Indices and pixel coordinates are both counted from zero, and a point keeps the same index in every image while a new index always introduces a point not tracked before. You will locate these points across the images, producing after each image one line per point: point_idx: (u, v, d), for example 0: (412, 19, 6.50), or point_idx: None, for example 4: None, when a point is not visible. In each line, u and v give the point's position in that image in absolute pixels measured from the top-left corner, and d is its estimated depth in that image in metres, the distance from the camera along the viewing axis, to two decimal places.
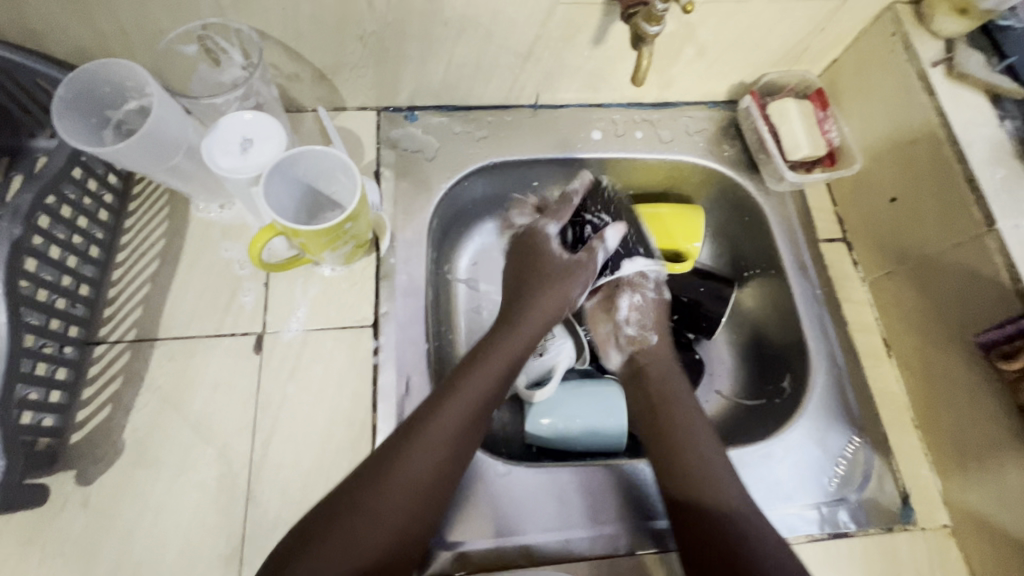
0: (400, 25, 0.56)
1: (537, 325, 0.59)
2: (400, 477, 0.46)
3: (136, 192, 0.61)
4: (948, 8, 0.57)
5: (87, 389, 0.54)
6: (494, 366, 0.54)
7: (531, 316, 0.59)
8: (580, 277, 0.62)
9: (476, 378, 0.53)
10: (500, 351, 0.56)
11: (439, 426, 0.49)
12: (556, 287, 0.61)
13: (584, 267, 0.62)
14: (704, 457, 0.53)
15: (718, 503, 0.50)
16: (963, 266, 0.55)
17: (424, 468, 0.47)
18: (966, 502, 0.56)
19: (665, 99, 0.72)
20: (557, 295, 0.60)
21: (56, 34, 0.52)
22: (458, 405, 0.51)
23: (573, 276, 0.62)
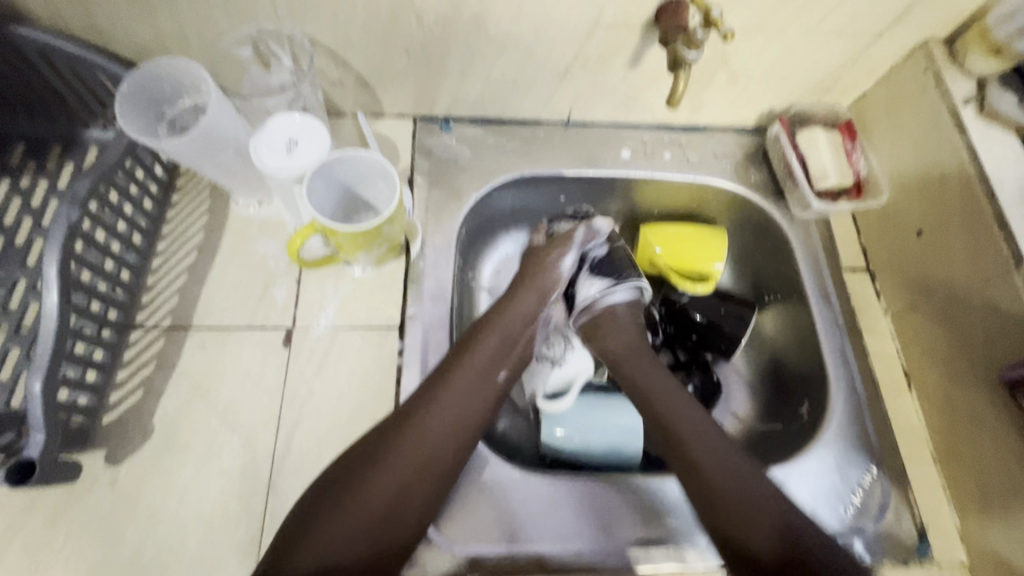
0: (445, 39, 0.58)
1: (525, 323, 0.61)
2: (401, 460, 0.50)
3: (179, 185, 0.64)
4: (981, 49, 0.58)
5: (121, 372, 0.55)
6: (482, 357, 0.56)
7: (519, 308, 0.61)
8: (553, 280, 0.63)
9: (474, 366, 0.56)
10: (491, 342, 0.58)
11: (431, 417, 0.52)
12: (542, 286, 0.63)
13: (555, 271, 0.64)
14: (743, 482, 0.51)
15: (773, 535, 0.48)
16: (990, 303, 0.55)
17: (423, 452, 0.51)
18: (986, 540, 0.55)
19: (694, 122, 0.73)
20: (540, 296, 0.62)
21: (119, 32, 0.55)
22: (448, 397, 0.53)
23: (546, 281, 0.63)
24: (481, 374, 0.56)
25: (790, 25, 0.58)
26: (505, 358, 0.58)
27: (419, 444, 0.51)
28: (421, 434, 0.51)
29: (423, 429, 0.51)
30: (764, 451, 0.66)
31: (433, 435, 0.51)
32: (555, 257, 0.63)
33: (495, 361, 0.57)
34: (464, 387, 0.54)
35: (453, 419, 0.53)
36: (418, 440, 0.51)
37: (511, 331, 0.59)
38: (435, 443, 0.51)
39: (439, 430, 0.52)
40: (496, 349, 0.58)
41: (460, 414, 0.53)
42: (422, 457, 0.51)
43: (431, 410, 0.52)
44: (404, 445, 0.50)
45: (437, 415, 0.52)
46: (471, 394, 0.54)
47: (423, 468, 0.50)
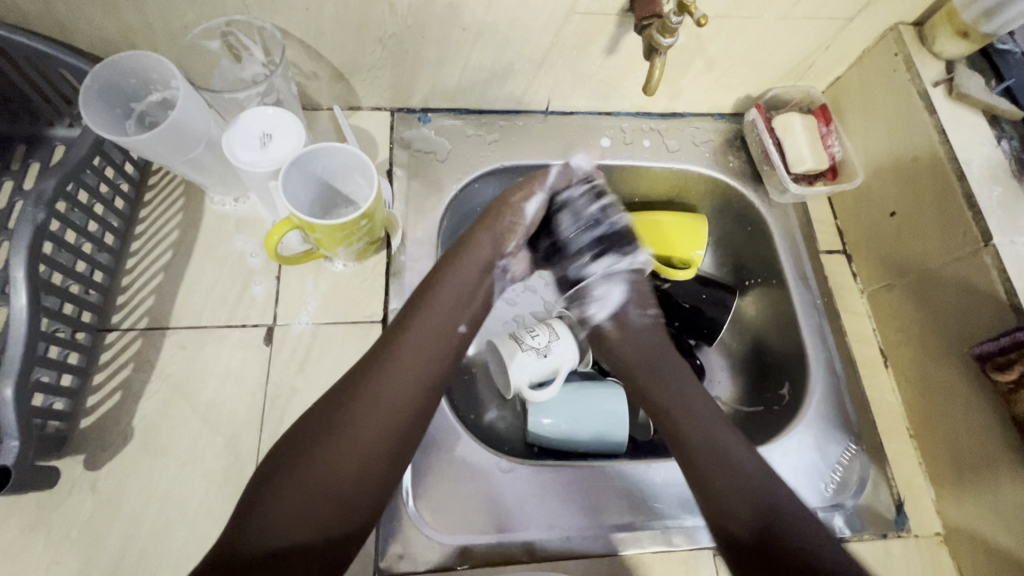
0: (420, 28, 0.57)
1: (480, 273, 0.60)
2: (361, 416, 0.49)
3: (152, 183, 0.62)
4: (950, 31, 0.59)
5: (97, 375, 0.54)
6: (438, 311, 0.55)
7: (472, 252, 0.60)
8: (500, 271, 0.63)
9: (429, 318, 0.55)
10: (448, 290, 0.57)
11: (389, 373, 0.51)
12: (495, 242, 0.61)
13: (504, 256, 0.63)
14: (731, 470, 0.52)
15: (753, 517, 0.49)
16: (960, 280, 0.56)
17: (384, 408, 0.50)
18: (960, 510, 0.57)
19: (672, 109, 0.74)
20: (493, 251, 0.61)
21: (82, 26, 0.53)
22: (405, 352, 0.52)
23: (501, 258, 0.62)
24: (439, 326, 0.55)
25: (764, 9, 0.58)
26: (463, 311, 0.57)
27: (378, 398, 0.50)
28: (381, 391, 0.50)
29: (383, 385, 0.50)
30: (747, 432, 0.67)
31: (392, 391, 0.50)
32: (499, 219, 0.62)
33: (449, 316, 0.56)
34: (425, 341, 0.53)
35: (412, 371, 0.52)
36: (376, 392, 0.50)
37: (466, 285, 0.58)
38: (394, 401, 0.50)
39: (398, 388, 0.51)
40: (453, 303, 0.57)
41: (421, 367, 0.52)
42: (382, 415, 0.49)
43: (391, 367, 0.51)
44: (365, 402, 0.49)
45: (397, 369, 0.51)
46: (431, 347, 0.54)
47: (385, 428, 0.49)
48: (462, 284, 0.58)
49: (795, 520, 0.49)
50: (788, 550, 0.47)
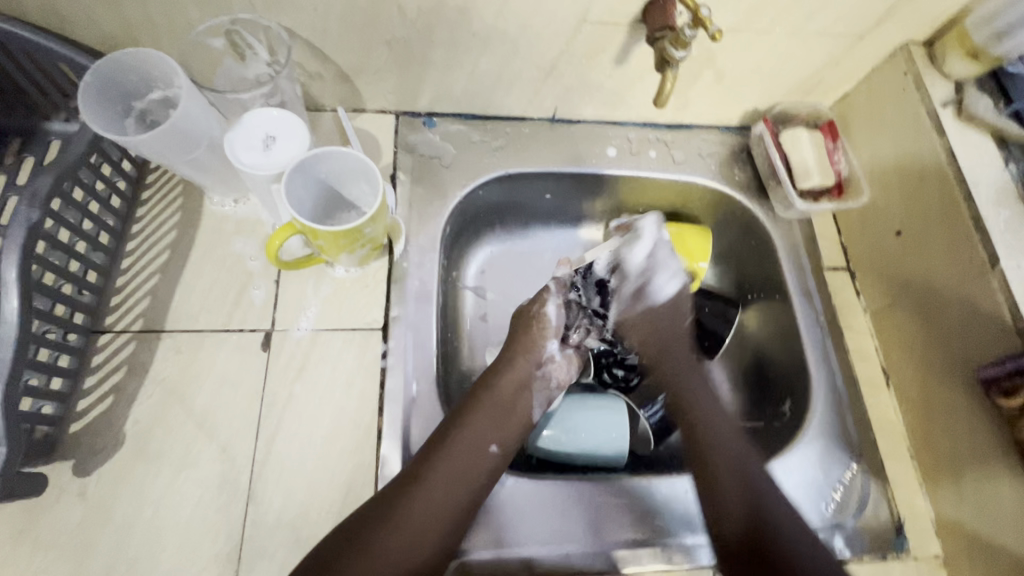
0: (429, 32, 0.56)
1: (520, 389, 0.58)
2: (388, 548, 0.47)
3: (150, 181, 0.61)
4: (960, 53, 0.59)
5: (89, 378, 0.53)
6: (482, 422, 0.55)
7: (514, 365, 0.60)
8: (535, 342, 0.61)
9: (473, 429, 0.54)
10: (488, 403, 0.56)
11: (433, 485, 0.50)
12: (534, 349, 0.61)
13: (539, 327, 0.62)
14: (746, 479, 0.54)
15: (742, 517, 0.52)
16: (965, 302, 0.56)
17: (411, 538, 0.48)
18: (962, 533, 0.56)
19: (680, 120, 0.73)
20: (535, 359, 0.60)
21: (82, 20, 0.51)
22: (450, 463, 0.51)
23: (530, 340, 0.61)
24: (471, 450, 0.53)
25: (776, 24, 0.58)
26: (512, 418, 0.57)
27: (404, 531, 0.48)
28: (408, 518, 0.48)
29: (424, 504, 0.49)
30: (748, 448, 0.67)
31: (418, 524, 0.48)
32: (539, 309, 0.63)
33: (489, 432, 0.54)
34: (457, 468, 0.51)
35: (441, 501, 0.50)
36: (422, 504, 0.49)
37: (506, 400, 0.57)
38: (432, 519, 0.49)
39: (437, 506, 0.50)
40: (496, 416, 0.56)
41: (451, 490, 0.51)
42: (407, 545, 0.47)
43: (418, 496, 0.49)
44: (391, 531, 0.47)
45: (427, 496, 0.50)
46: (462, 474, 0.52)
47: (410, 561, 0.47)
48: (502, 400, 0.57)
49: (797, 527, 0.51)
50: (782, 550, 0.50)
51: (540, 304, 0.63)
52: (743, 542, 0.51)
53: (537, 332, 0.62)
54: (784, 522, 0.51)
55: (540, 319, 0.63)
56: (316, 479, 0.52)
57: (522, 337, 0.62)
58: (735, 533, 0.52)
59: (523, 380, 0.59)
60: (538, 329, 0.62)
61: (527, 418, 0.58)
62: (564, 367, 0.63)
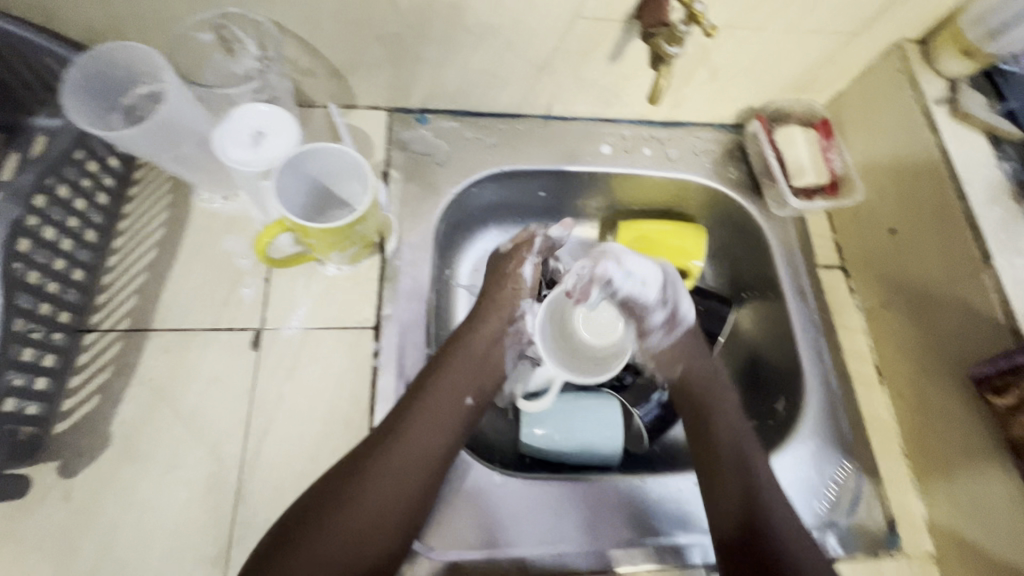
0: (422, 27, 0.56)
1: (491, 344, 0.58)
2: (365, 505, 0.47)
3: (137, 177, 0.60)
4: (954, 50, 0.59)
5: (75, 378, 0.52)
6: (457, 376, 0.54)
7: (487, 320, 0.58)
8: (512, 296, 0.59)
9: (448, 383, 0.54)
10: (464, 357, 0.56)
11: (414, 432, 0.50)
12: (506, 304, 0.59)
13: (516, 282, 0.59)
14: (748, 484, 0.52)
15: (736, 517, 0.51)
16: (959, 299, 0.56)
17: (387, 495, 0.48)
18: (954, 529, 0.57)
19: (674, 118, 0.73)
20: (508, 316, 0.59)
21: (67, 13, 0.50)
22: (428, 412, 0.52)
23: (501, 299, 0.59)
24: (446, 402, 0.53)
25: (771, 20, 0.58)
26: (485, 372, 0.56)
27: (383, 476, 0.48)
28: (384, 472, 0.49)
29: (405, 447, 0.50)
30: None
31: (397, 466, 0.49)
32: (514, 267, 0.60)
33: (462, 385, 0.54)
34: (432, 424, 0.51)
35: (418, 455, 0.50)
36: (401, 452, 0.50)
37: (479, 356, 0.57)
38: (412, 463, 0.50)
39: (415, 451, 0.50)
40: (469, 371, 0.55)
41: (426, 446, 0.51)
42: (386, 492, 0.48)
43: (392, 453, 0.49)
44: (367, 487, 0.48)
45: (406, 444, 0.50)
46: (439, 424, 0.52)
47: (391, 504, 0.48)
48: (476, 356, 0.56)
49: (793, 531, 0.50)
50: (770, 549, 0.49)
51: (515, 263, 0.60)
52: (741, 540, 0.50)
53: (508, 289, 0.59)
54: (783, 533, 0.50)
55: (515, 282, 0.59)
56: (306, 479, 0.52)
57: (494, 294, 0.60)
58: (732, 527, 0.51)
59: (495, 335, 0.58)
60: (511, 289, 0.59)
61: (499, 373, 0.57)
62: None
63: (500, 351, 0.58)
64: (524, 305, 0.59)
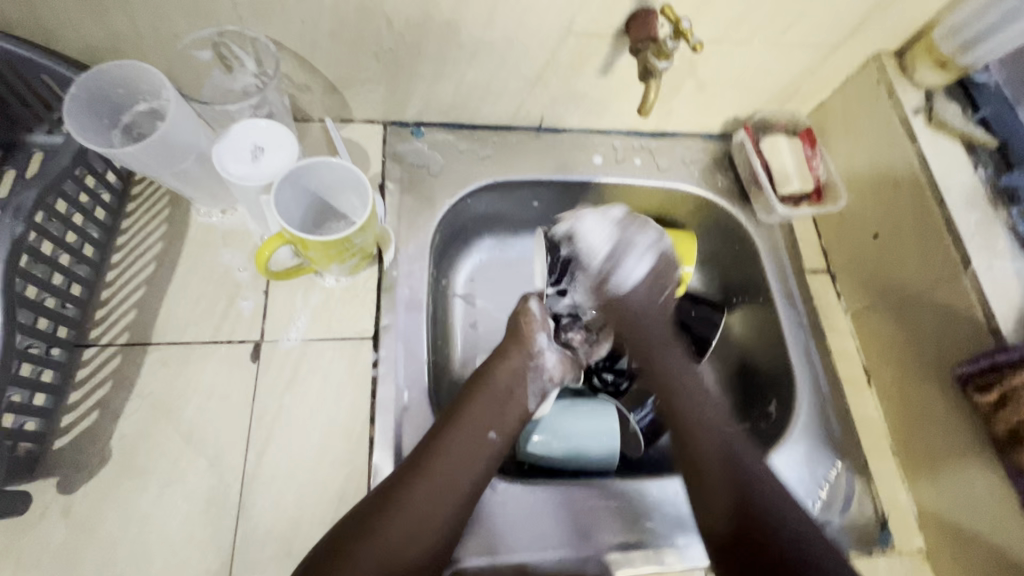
0: (417, 44, 0.57)
1: (514, 380, 0.58)
2: (394, 536, 0.47)
3: (135, 193, 0.60)
4: (929, 62, 0.62)
5: (74, 393, 0.52)
6: (480, 413, 0.55)
7: (510, 358, 0.59)
8: (529, 329, 0.60)
9: (471, 419, 0.54)
10: (487, 393, 0.56)
11: (439, 467, 0.51)
12: (526, 339, 0.60)
13: (529, 316, 0.61)
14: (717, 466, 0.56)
15: (730, 504, 0.53)
16: (941, 301, 0.58)
17: (410, 532, 0.48)
18: (942, 525, 0.58)
19: (663, 129, 0.75)
20: (529, 352, 0.59)
21: (67, 32, 0.51)
22: (454, 447, 0.52)
23: (524, 335, 0.60)
24: (472, 436, 0.53)
25: (755, 35, 0.60)
26: (509, 407, 0.57)
27: (410, 511, 0.48)
28: (407, 507, 0.48)
29: (429, 482, 0.50)
30: None
31: (425, 502, 0.49)
32: (524, 304, 0.61)
33: (486, 420, 0.55)
34: (457, 458, 0.52)
35: (444, 490, 0.50)
36: (426, 490, 0.50)
37: (500, 393, 0.57)
38: (437, 499, 0.50)
39: (440, 486, 0.50)
40: (491, 408, 0.56)
41: (451, 480, 0.51)
42: (413, 528, 0.48)
43: (416, 489, 0.49)
44: (392, 523, 0.47)
45: (431, 480, 0.50)
46: (463, 461, 0.52)
47: (417, 542, 0.48)
48: (498, 393, 0.57)
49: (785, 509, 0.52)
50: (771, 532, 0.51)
51: (522, 299, 0.62)
52: (734, 532, 0.52)
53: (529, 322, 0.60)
54: (780, 523, 0.52)
55: (524, 317, 0.60)
56: (307, 490, 0.52)
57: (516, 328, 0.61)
58: (725, 526, 0.53)
59: (518, 371, 0.58)
60: (524, 323, 0.60)
61: (524, 412, 0.57)
62: (556, 363, 0.61)
63: (521, 389, 0.58)
64: (539, 342, 0.60)
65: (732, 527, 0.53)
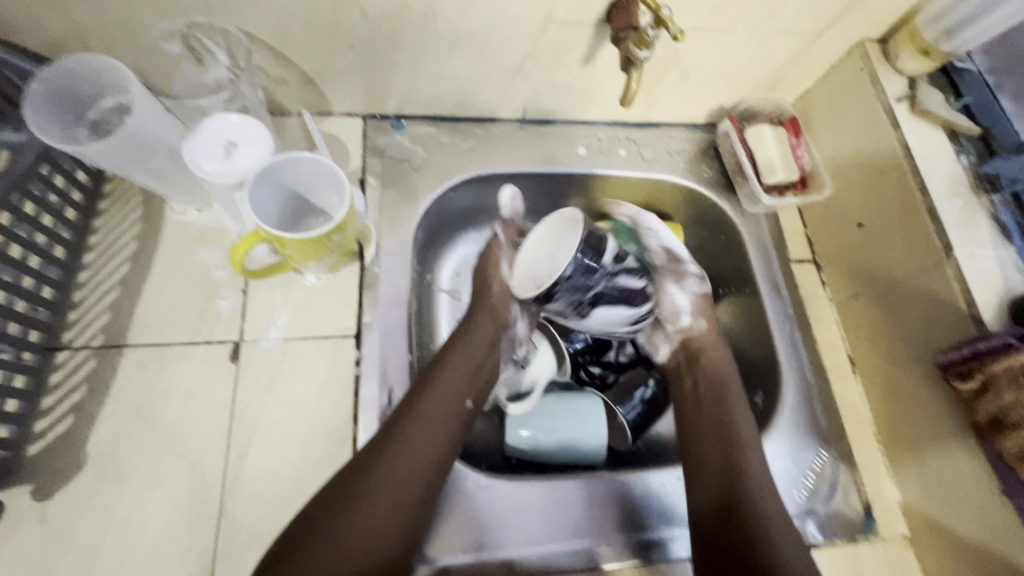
0: (394, 35, 0.56)
1: (488, 347, 0.61)
2: (375, 504, 0.47)
3: (107, 191, 0.58)
4: (912, 48, 0.61)
5: (47, 398, 0.51)
6: (457, 379, 0.56)
7: (481, 326, 0.61)
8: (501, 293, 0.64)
9: (448, 383, 0.56)
10: (462, 358, 0.58)
11: (421, 431, 0.51)
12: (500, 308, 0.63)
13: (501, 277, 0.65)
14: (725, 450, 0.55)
15: (721, 489, 0.53)
16: (924, 289, 0.58)
17: (394, 496, 0.48)
18: (925, 511, 0.59)
19: (648, 119, 0.74)
20: (502, 320, 0.63)
21: (27, 25, 0.49)
22: (434, 412, 0.53)
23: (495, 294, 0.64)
24: (450, 402, 0.55)
25: (738, 22, 0.59)
26: (482, 371, 0.59)
27: (393, 477, 0.48)
28: (390, 473, 0.49)
29: (411, 446, 0.50)
30: None
31: (406, 468, 0.49)
32: (493, 269, 0.65)
33: (462, 387, 0.57)
34: (437, 423, 0.53)
35: (423, 453, 0.51)
36: (409, 456, 0.50)
37: (474, 359, 0.59)
38: (418, 463, 0.50)
39: (422, 448, 0.51)
40: (466, 373, 0.58)
41: (430, 442, 0.52)
42: (396, 495, 0.48)
43: (400, 453, 0.50)
44: (375, 489, 0.48)
45: (413, 445, 0.50)
46: (442, 425, 0.53)
47: (399, 508, 0.48)
48: (473, 361, 0.59)
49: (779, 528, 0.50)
50: (757, 529, 0.50)
51: (492, 263, 0.65)
52: (718, 516, 0.51)
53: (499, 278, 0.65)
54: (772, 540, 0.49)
55: (496, 280, 0.64)
56: (290, 492, 0.51)
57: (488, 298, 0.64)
58: (710, 506, 0.52)
59: (490, 338, 0.61)
60: (499, 287, 0.64)
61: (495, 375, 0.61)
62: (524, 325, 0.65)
63: (492, 356, 0.61)
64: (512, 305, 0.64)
65: (716, 512, 0.52)
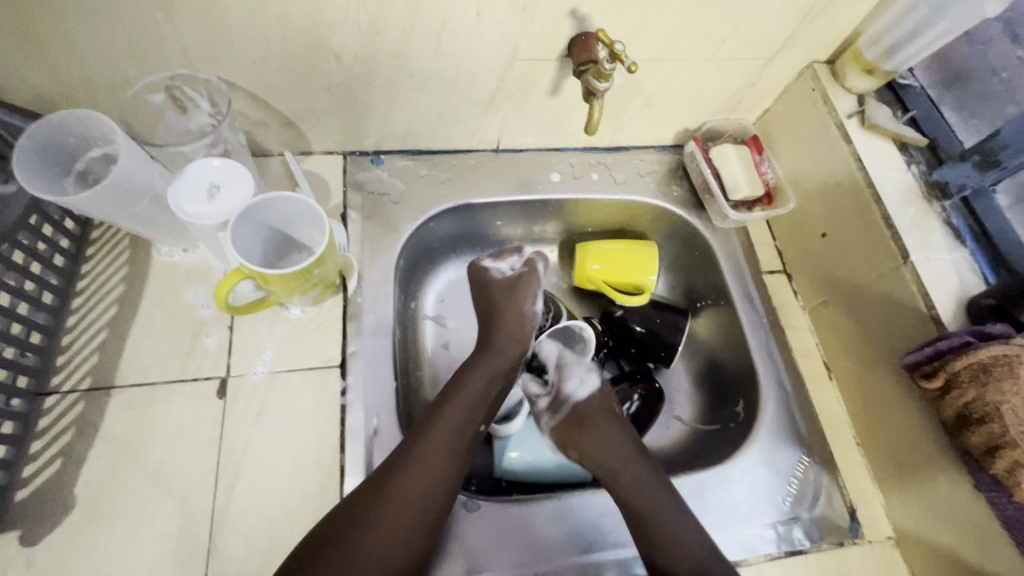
0: (368, 77, 0.59)
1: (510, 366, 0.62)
2: (383, 528, 0.49)
3: (93, 237, 0.60)
4: (857, 69, 0.66)
5: (35, 443, 0.51)
6: (470, 400, 0.58)
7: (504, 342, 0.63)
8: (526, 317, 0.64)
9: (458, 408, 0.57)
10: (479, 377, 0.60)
11: (429, 452, 0.53)
12: (516, 329, 0.63)
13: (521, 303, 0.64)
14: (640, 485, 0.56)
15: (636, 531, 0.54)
16: (886, 293, 0.61)
17: (404, 525, 0.50)
18: (906, 510, 0.60)
19: (617, 143, 0.77)
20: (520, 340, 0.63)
21: (18, 85, 0.51)
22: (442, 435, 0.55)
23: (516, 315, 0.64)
24: (458, 425, 0.56)
25: (692, 52, 0.63)
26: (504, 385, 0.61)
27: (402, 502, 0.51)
28: (395, 505, 0.50)
29: (422, 467, 0.52)
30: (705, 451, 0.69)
31: (415, 489, 0.51)
32: (504, 292, 0.65)
33: (475, 405, 0.58)
34: (444, 445, 0.54)
35: (431, 476, 0.52)
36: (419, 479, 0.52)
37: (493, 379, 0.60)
38: (427, 484, 0.52)
39: (432, 471, 0.53)
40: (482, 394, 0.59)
41: (437, 470, 0.53)
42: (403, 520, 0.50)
43: (409, 477, 0.52)
44: (384, 514, 0.50)
45: (422, 470, 0.52)
46: (450, 446, 0.54)
47: (409, 528, 0.50)
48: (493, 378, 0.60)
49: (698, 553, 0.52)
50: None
51: (502, 288, 0.65)
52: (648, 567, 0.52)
53: (517, 300, 0.65)
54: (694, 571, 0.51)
55: (514, 307, 0.64)
56: (280, 524, 0.52)
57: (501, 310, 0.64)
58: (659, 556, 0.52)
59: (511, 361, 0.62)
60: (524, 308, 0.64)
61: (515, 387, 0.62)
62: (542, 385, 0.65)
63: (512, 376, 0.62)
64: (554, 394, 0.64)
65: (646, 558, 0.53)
